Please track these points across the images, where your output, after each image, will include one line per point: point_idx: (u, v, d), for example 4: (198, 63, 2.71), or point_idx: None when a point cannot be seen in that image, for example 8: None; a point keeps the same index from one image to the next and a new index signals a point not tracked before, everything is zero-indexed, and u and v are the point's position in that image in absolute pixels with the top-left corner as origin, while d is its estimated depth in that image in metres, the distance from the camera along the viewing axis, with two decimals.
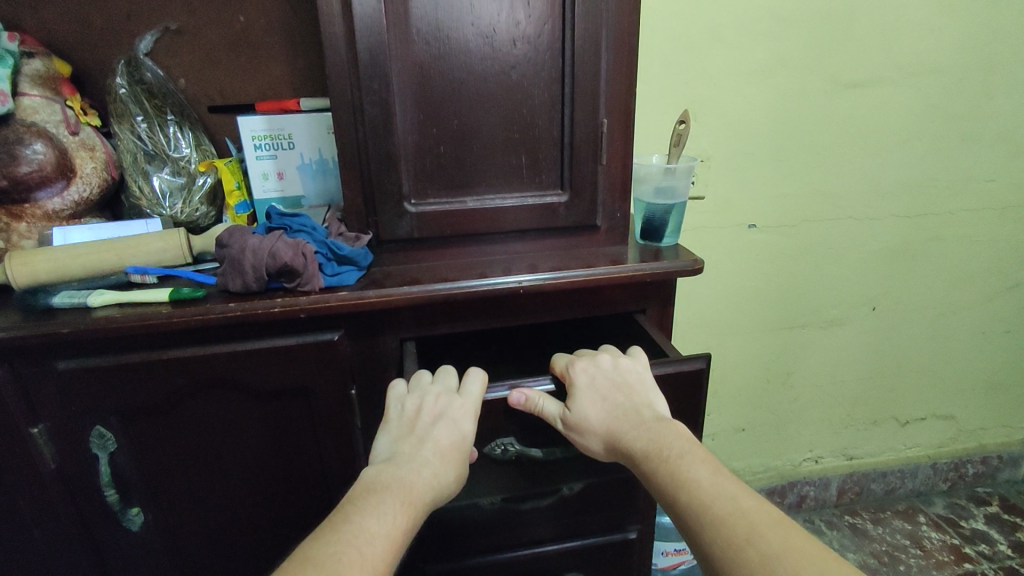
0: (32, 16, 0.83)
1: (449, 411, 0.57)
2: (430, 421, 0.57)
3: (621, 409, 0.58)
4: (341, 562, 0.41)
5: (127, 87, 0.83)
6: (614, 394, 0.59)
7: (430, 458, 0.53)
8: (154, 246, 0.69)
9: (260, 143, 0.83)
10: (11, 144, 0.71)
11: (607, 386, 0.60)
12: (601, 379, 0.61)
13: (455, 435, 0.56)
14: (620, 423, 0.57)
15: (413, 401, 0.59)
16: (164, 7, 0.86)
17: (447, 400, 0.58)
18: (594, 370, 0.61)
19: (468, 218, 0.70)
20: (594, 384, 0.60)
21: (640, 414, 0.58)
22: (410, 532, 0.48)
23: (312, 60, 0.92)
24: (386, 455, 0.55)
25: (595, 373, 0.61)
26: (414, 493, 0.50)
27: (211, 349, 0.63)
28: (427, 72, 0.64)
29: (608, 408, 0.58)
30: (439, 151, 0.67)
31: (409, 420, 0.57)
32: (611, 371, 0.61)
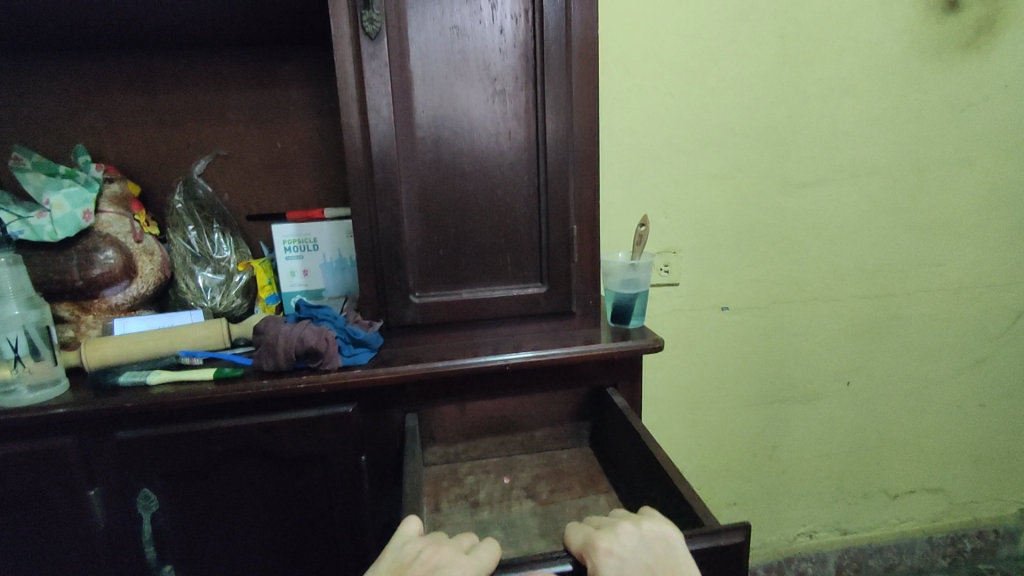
0: (111, 148, 1.02)
1: (445, 567, 0.53)
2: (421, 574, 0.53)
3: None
4: None
5: (183, 203, 1.01)
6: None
7: None
8: (200, 333, 0.83)
9: (289, 246, 0.99)
10: (90, 251, 0.87)
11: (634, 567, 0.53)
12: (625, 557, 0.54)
13: None
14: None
15: (414, 546, 0.56)
16: (217, 138, 1.05)
17: (447, 557, 0.54)
18: (616, 548, 0.55)
19: (463, 307, 0.83)
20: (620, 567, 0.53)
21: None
22: None
23: (336, 176, 1.10)
24: None
25: (619, 553, 0.54)
26: None
27: (247, 420, 0.75)
28: (430, 193, 0.80)
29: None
30: (439, 254, 0.82)
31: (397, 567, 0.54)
32: (634, 546, 0.55)
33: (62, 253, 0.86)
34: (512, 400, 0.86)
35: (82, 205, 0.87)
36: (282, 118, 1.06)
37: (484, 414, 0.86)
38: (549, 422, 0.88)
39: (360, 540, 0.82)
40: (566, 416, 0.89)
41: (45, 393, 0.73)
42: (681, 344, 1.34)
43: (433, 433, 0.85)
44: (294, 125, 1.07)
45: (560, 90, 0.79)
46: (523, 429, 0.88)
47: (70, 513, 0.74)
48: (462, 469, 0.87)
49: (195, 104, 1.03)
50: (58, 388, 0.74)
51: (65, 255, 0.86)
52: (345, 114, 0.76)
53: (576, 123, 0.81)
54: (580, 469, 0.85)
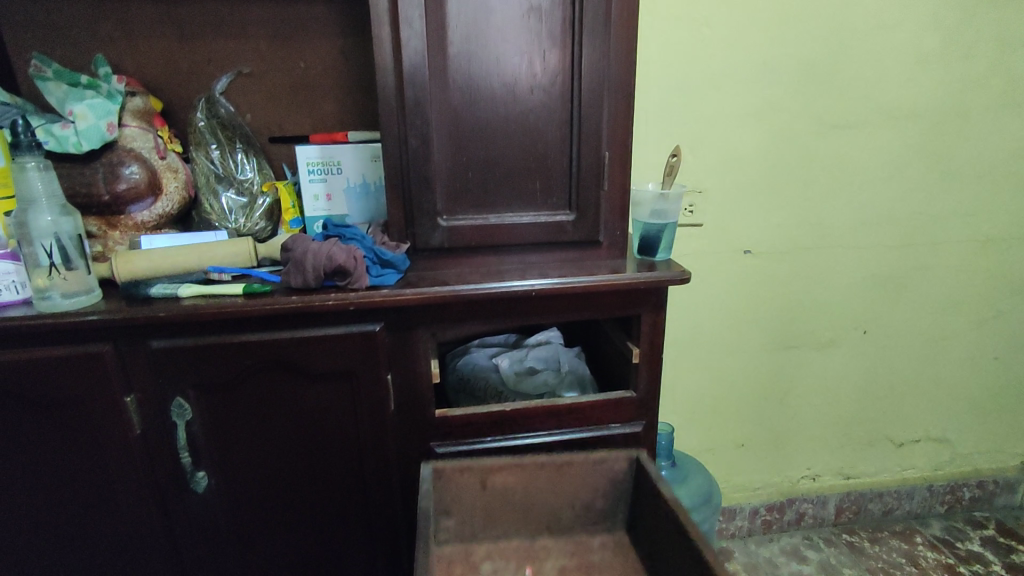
0: (131, 62, 0.99)
1: None
2: None
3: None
4: None
5: (205, 121, 0.99)
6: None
7: None
8: (228, 250, 0.83)
9: (312, 168, 0.98)
10: (114, 165, 0.87)
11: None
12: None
13: None
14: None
15: None
16: (239, 55, 1.02)
17: None
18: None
19: (491, 232, 0.83)
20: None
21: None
22: None
23: (360, 101, 1.07)
24: None
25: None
26: None
27: (277, 335, 0.76)
28: (460, 114, 0.78)
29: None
30: (468, 177, 0.80)
31: None
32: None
33: (87, 167, 0.86)
34: (536, 478, 0.80)
35: (106, 117, 0.86)
36: (305, 36, 1.03)
37: (506, 492, 0.80)
38: (578, 505, 0.83)
39: (384, 456, 0.85)
40: (599, 497, 0.83)
41: (79, 301, 0.73)
42: (701, 286, 1.34)
43: (449, 506, 0.80)
44: (317, 45, 1.04)
45: (599, 7, 0.75)
46: (548, 509, 0.82)
47: (108, 418, 0.76)
48: (478, 551, 0.81)
49: (215, 18, 1.00)
50: (92, 297, 0.75)
51: (90, 168, 0.86)
52: (376, 27, 0.73)
53: (613, 45, 0.77)
54: (612, 568, 0.79)
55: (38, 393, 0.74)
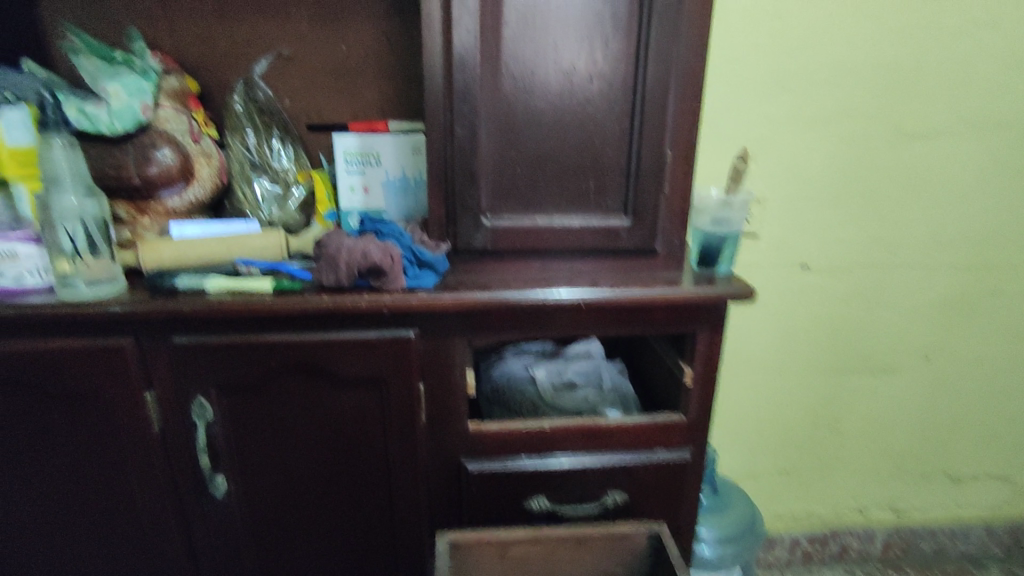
0: (170, 41, 0.96)
1: None
2: None
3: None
4: None
5: (242, 105, 0.95)
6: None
7: None
8: (259, 242, 0.78)
9: (351, 159, 0.94)
10: (146, 148, 0.84)
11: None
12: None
13: None
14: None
15: None
16: (279, 37, 0.97)
17: None
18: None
19: (536, 235, 0.76)
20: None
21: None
22: None
23: (402, 89, 1.02)
24: None
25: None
26: None
27: (304, 336, 0.71)
28: (512, 104, 0.71)
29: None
30: (516, 173, 0.74)
31: None
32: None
33: (118, 148, 0.83)
34: (561, 546, 0.74)
35: (140, 96, 0.82)
36: (348, 19, 0.98)
37: (526, 559, 0.74)
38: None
39: (411, 469, 0.79)
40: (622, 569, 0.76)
41: (103, 290, 0.70)
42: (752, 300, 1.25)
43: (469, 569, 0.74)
44: (360, 28, 0.98)
45: None
46: None
47: (128, 414, 0.72)
48: None
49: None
50: (115, 286, 0.71)
51: (122, 151, 0.83)
52: (426, 6, 0.67)
53: (683, 31, 0.70)
54: None
55: (57, 385, 0.70)
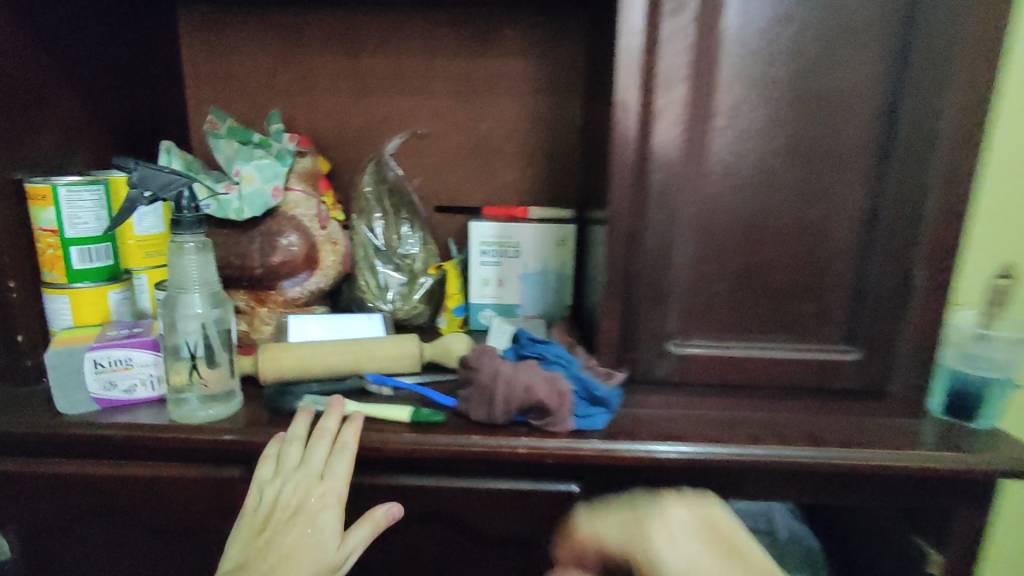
0: (303, 118, 0.90)
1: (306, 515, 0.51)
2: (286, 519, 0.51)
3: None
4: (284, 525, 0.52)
5: (373, 186, 0.86)
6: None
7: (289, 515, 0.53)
8: (394, 351, 0.66)
9: (487, 249, 0.83)
10: (272, 235, 0.75)
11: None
12: (298, 518, 0.51)
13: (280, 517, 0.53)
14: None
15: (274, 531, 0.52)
16: (416, 114, 0.90)
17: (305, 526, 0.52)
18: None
19: (735, 367, 0.60)
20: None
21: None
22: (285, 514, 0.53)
23: (543, 169, 0.92)
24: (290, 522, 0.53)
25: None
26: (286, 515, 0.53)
27: (445, 484, 0.57)
28: (714, 205, 0.57)
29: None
30: (714, 291, 0.59)
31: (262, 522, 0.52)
32: (309, 509, 0.51)
33: (244, 235, 0.75)
34: None
35: (272, 180, 0.75)
36: (491, 95, 0.89)
37: None
38: None
39: None
40: None
41: (215, 411, 0.59)
42: None
43: None
44: (504, 105, 0.90)
45: (935, 67, 0.53)
46: None
47: None
48: None
49: (397, 72, 0.88)
50: (231, 406, 0.60)
51: (247, 237, 0.75)
52: (620, 91, 0.54)
53: (948, 120, 0.54)
54: None
55: (160, 516, 0.60)
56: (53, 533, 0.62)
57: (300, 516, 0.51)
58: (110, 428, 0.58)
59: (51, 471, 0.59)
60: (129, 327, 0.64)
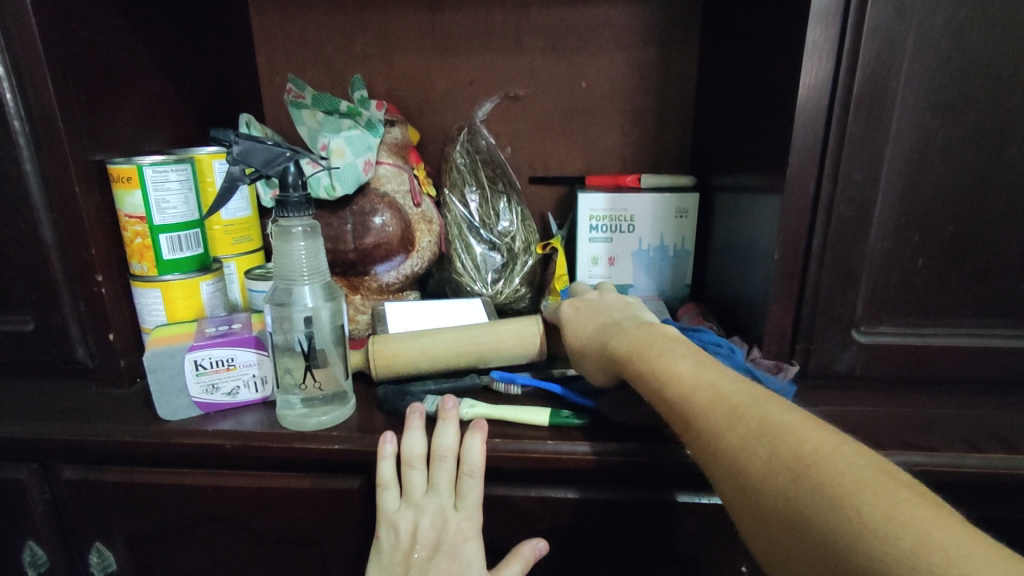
0: (384, 84, 0.81)
1: (447, 539, 0.47)
2: (424, 555, 0.47)
3: (640, 332, 0.46)
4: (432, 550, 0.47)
5: (465, 158, 0.78)
6: (623, 349, 0.46)
7: (429, 533, 0.47)
8: (513, 338, 0.57)
9: (597, 223, 0.74)
10: (364, 215, 0.68)
11: (605, 311, 0.53)
12: (442, 555, 0.47)
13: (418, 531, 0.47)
14: (699, 390, 0.38)
15: (421, 537, 0.47)
16: (508, 74, 0.80)
17: (461, 549, 0.47)
18: (576, 307, 0.55)
19: (934, 359, 0.50)
20: (583, 308, 0.54)
21: (681, 344, 0.43)
22: (418, 535, 0.47)
23: (650, 133, 0.81)
24: (419, 541, 0.47)
25: (584, 306, 0.55)
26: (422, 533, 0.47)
27: (593, 497, 0.51)
28: (924, 165, 0.46)
29: (625, 335, 0.47)
30: (916, 268, 0.49)
31: (402, 552, 0.47)
32: (450, 540, 0.47)
33: (335, 215, 0.67)
34: None
35: (364, 153, 0.67)
36: (592, 48, 0.78)
37: None
38: None
39: None
40: None
41: (328, 417, 0.52)
42: None
43: None
44: (607, 59, 0.79)
45: None
46: None
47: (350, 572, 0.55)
48: None
49: (487, 26, 0.78)
50: (346, 410, 0.53)
51: (338, 218, 0.67)
52: (812, 25, 0.44)
53: None
54: None
55: (272, 529, 0.55)
56: (155, 544, 0.57)
57: (442, 552, 0.47)
58: (218, 436, 0.52)
59: (155, 481, 0.54)
60: (225, 323, 0.57)
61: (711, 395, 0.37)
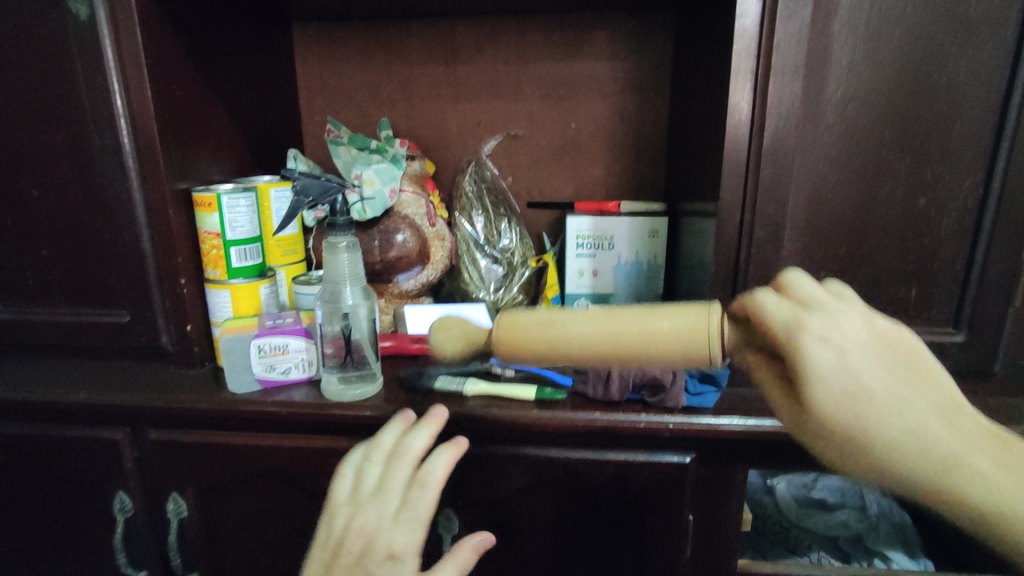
0: (406, 124, 0.97)
1: (377, 538, 0.47)
2: (352, 549, 0.47)
3: (923, 410, 0.34)
4: (361, 546, 0.47)
5: (473, 186, 0.93)
6: (851, 423, 0.34)
7: (360, 529, 0.48)
8: (672, 337, 0.40)
9: (583, 242, 0.88)
10: (389, 233, 0.82)
11: (873, 357, 0.35)
12: (355, 559, 0.46)
13: (355, 526, 0.48)
14: (1003, 486, 0.34)
15: (355, 533, 0.48)
16: (509, 116, 0.95)
17: (392, 546, 0.47)
18: (827, 343, 0.34)
19: None
20: (844, 354, 0.34)
21: (955, 413, 0.35)
22: (355, 531, 0.48)
23: (630, 166, 0.96)
24: (351, 536, 0.48)
25: (838, 340, 0.34)
26: (355, 528, 0.48)
27: (567, 455, 0.64)
28: (822, 199, 0.60)
29: (907, 416, 0.34)
30: (820, 278, 0.62)
31: (331, 548, 0.48)
32: (381, 542, 0.47)
33: (365, 233, 0.82)
34: None
35: (390, 182, 0.82)
36: (580, 95, 0.94)
37: None
38: None
39: None
40: None
41: (362, 390, 0.66)
42: None
43: None
44: (592, 104, 0.94)
45: None
46: None
47: None
48: None
49: (492, 77, 0.94)
50: (376, 386, 0.67)
51: (368, 235, 0.82)
52: (734, 94, 0.59)
53: None
54: None
55: (315, 482, 0.68)
56: (219, 496, 0.71)
57: (364, 554, 0.47)
58: (275, 405, 0.66)
59: (224, 442, 0.68)
60: (279, 317, 0.72)
61: (1012, 486, 0.34)
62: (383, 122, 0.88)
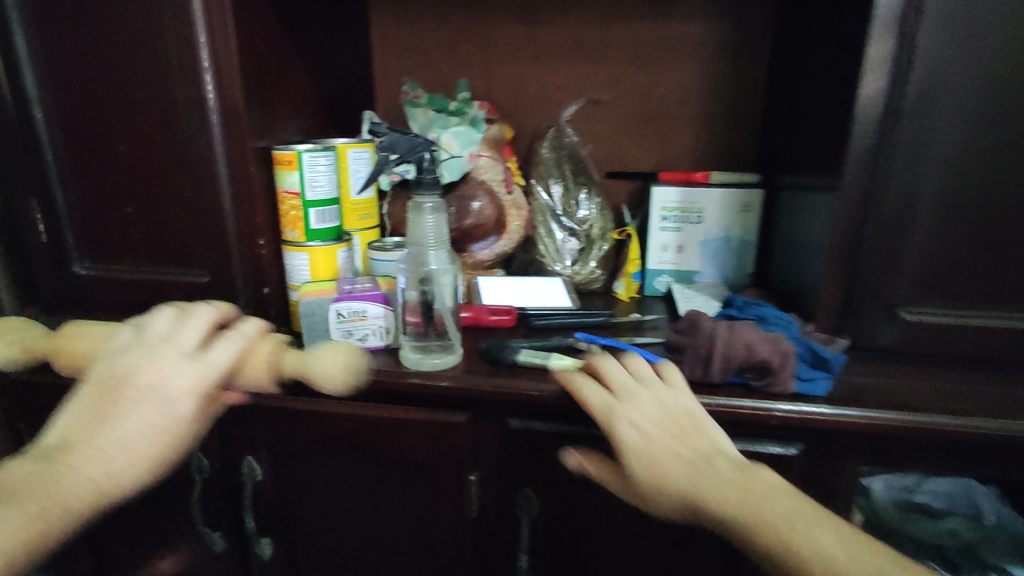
0: (482, 87, 0.93)
1: (156, 379, 0.49)
2: (129, 387, 0.48)
3: (661, 447, 0.50)
4: (149, 391, 0.48)
5: (552, 152, 0.89)
6: (646, 471, 0.49)
7: (146, 371, 0.48)
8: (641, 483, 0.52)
9: (668, 214, 0.82)
10: (466, 199, 0.79)
11: (673, 432, 0.50)
12: (143, 394, 0.48)
13: (140, 366, 0.49)
14: (746, 509, 0.45)
15: (133, 370, 0.49)
16: (591, 80, 0.90)
17: (150, 386, 0.48)
18: (631, 423, 0.51)
19: (973, 337, 0.57)
20: (643, 432, 0.50)
21: (712, 453, 0.49)
22: (143, 374, 0.49)
23: (718, 136, 0.89)
24: (139, 377, 0.48)
25: (636, 420, 0.51)
26: (137, 368, 0.49)
27: None
28: (967, 166, 0.53)
29: (688, 466, 0.48)
30: (957, 256, 0.55)
31: (114, 379, 0.48)
32: (122, 377, 0.49)
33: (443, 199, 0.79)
34: None
35: (469, 146, 0.78)
36: (669, 57, 0.87)
37: None
38: None
39: None
40: None
41: (442, 360, 0.63)
42: None
43: None
44: (682, 67, 0.87)
45: None
46: None
47: (451, 494, 0.66)
48: None
49: (575, 38, 0.88)
50: (455, 356, 0.64)
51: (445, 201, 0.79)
52: (871, 45, 0.52)
53: None
54: None
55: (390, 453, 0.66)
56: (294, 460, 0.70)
57: (126, 390, 0.48)
58: None
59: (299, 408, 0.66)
60: (355, 282, 0.69)
61: (740, 505, 0.46)
62: (462, 84, 0.85)
